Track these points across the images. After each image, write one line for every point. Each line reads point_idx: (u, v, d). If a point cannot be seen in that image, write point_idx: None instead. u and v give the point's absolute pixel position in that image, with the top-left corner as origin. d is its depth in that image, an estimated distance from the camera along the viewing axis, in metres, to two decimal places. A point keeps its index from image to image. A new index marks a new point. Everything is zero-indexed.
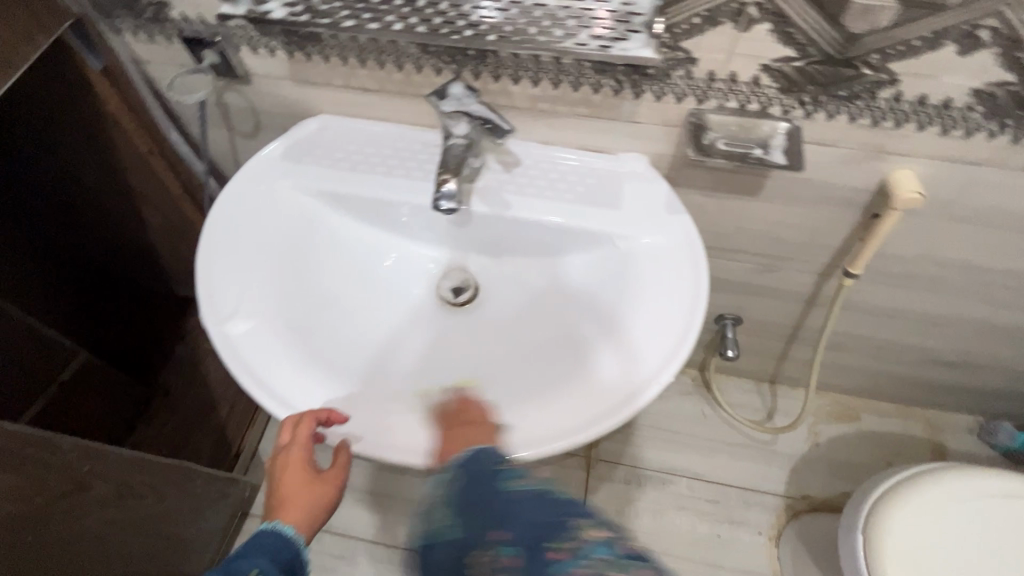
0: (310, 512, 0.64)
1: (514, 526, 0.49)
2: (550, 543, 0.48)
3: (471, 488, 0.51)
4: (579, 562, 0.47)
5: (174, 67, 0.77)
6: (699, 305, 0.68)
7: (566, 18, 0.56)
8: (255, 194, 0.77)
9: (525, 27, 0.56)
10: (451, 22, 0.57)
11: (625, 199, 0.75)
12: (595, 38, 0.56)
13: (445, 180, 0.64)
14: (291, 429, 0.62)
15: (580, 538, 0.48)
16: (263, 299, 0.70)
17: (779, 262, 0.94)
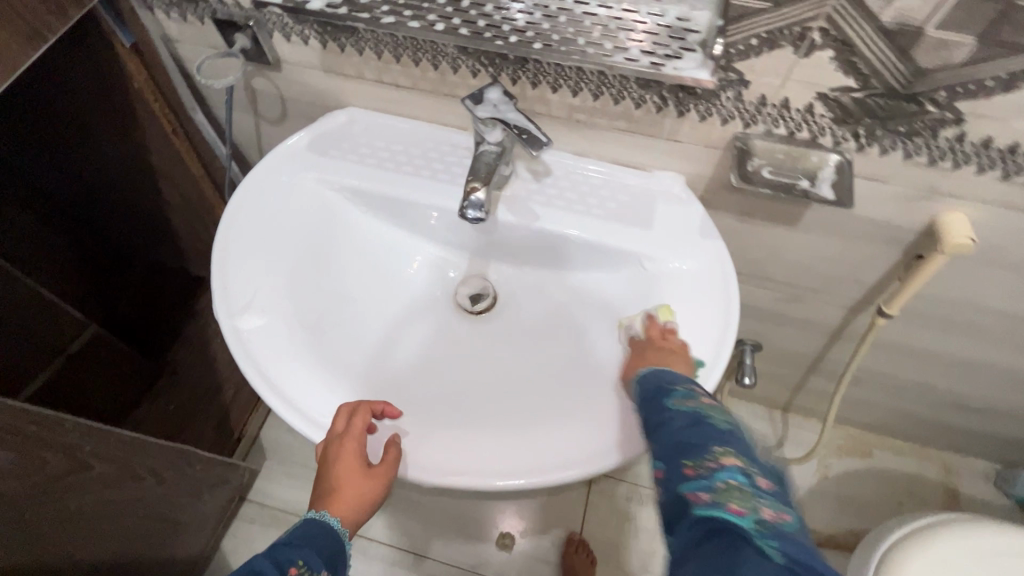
0: (355, 509, 0.61)
1: (659, 436, 0.47)
2: (687, 460, 0.44)
3: (645, 402, 0.53)
4: (706, 483, 0.42)
5: (205, 48, 0.75)
6: (727, 337, 0.65)
7: (617, 30, 0.52)
8: (278, 185, 0.75)
9: (572, 37, 0.53)
10: (495, 27, 0.54)
11: (658, 219, 0.72)
12: (647, 54, 0.52)
13: (474, 188, 0.62)
14: (346, 418, 0.61)
15: (715, 460, 0.43)
16: (278, 295, 0.69)
17: (809, 294, 0.90)
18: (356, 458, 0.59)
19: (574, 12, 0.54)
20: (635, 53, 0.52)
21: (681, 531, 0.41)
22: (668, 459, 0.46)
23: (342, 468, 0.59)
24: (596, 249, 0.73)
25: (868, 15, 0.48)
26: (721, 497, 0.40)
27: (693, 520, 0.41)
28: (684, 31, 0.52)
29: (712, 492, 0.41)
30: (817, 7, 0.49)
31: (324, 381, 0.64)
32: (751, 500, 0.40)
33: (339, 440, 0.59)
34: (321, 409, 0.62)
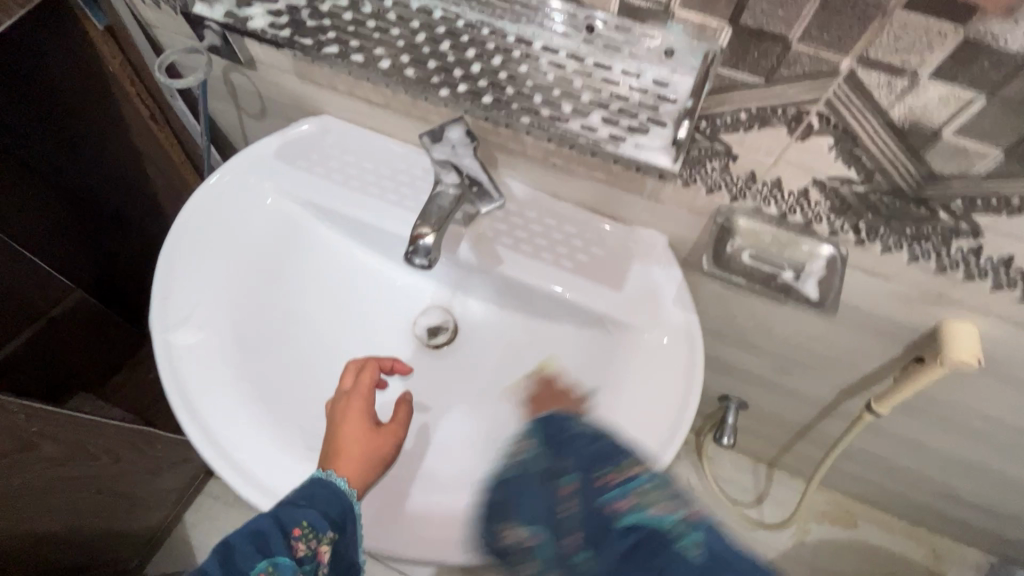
0: (366, 464, 0.54)
1: (575, 454, 0.41)
2: (599, 469, 0.40)
3: (532, 436, 0.44)
4: (626, 492, 0.38)
5: (181, 37, 0.72)
6: (688, 414, 0.59)
7: (581, 90, 0.46)
8: (236, 192, 0.71)
9: (529, 92, 0.47)
10: (446, 70, 0.48)
11: (630, 281, 0.66)
12: (607, 124, 0.46)
13: (422, 233, 0.56)
14: (354, 374, 0.60)
15: (631, 471, 0.40)
16: (216, 310, 0.65)
17: (798, 367, 0.83)
18: (363, 415, 0.57)
19: (539, 62, 0.46)
20: (596, 121, 0.46)
21: (605, 549, 0.37)
22: (578, 474, 0.40)
23: (348, 425, 0.56)
24: (561, 303, 0.67)
25: (874, 109, 0.41)
26: (645, 502, 0.38)
27: (621, 533, 0.37)
28: (660, 99, 0.45)
29: (639, 500, 0.38)
30: (816, 91, 0.41)
31: (247, 412, 0.61)
32: (671, 500, 0.38)
33: (346, 398, 0.58)
34: (239, 443, 0.60)
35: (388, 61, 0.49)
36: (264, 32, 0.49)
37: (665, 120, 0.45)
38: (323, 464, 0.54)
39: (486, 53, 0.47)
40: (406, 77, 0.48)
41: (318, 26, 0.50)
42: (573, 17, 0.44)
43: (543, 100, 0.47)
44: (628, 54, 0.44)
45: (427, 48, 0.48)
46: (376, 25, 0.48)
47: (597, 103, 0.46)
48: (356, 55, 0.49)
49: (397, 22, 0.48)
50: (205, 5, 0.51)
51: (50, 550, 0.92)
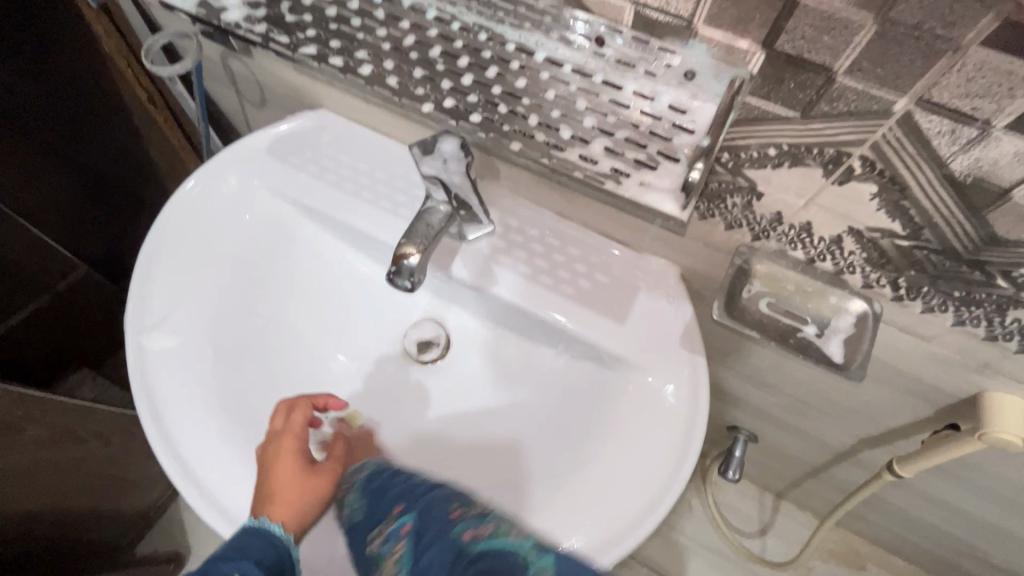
0: (304, 507, 0.53)
1: (417, 498, 0.46)
2: (454, 505, 0.44)
3: (376, 489, 0.50)
4: (477, 524, 0.42)
5: (175, 18, 0.67)
6: (682, 469, 0.54)
7: (585, 111, 0.40)
8: (224, 189, 0.68)
9: (523, 112, 0.41)
10: (434, 80, 0.42)
11: (635, 314, 0.60)
12: (612, 155, 0.39)
13: (406, 253, 0.52)
14: (285, 414, 0.57)
15: (481, 511, 0.43)
16: (193, 315, 0.63)
17: (815, 412, 0.76)
18: (297, 455, 0.54)
19: (540, 77, 0.41)
20: (597, 151, 0.40)
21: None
22: (425, 518, 0.44)
23: (281, 467, 0.53)
24: (557, 331, 0.62)
25: (930, 159, 0.34)
26: (498, 532, 0.41)
27: (470, 561, 0.38)
28: (675, 128, 0.39)
29: (489, 530, 0.41)
30: (863, 131, 0.35)
31: (216, 427, 0.59)
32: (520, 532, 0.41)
33: (278, 437, 0.55)
34: (206, 459, 0.58)
35: (369, 65, 0.43)
36: (238, 26, 0.45)
37: (679, 156, 0.39)
38: (256, 510, 0.52)
39: (481, 63, 0.42)
40: (387, 86, 0.42)
41: (299, 22, 0.45)
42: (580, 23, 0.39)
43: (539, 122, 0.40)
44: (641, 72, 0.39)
45: (415, 53, 0.43)
46: (362, 24, 0.44)
47: (601, 130, 0.40)
48: (335, 56, 0.43)
49: (387, 22, 0.44)
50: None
51: (37, 530, 0.92)
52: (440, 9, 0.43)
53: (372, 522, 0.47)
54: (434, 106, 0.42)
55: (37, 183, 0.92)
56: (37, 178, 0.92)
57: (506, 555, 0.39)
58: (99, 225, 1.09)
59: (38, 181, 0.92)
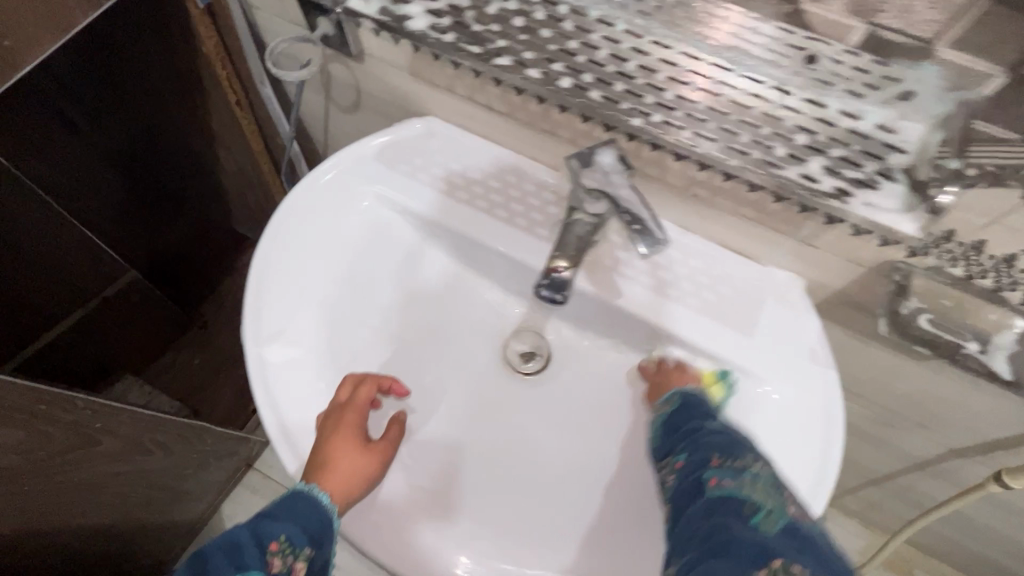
0: (354, 478, 0.53)
1: (697, 441, 0.48)
2: (715, 454, 0.46)
3: (673, 421, 0.53)
4: (731, 476, 0.44)
5: (284, 21, 0.66)
6: (832, 453, 0.55)
7: (794, 130, 0.42)
8: (331, 195, 0.67)
9: (734, 128, 0.44)
10: (637, 93, 0.45)
11: (762, 325, 0.60)
12: (831, 175, 0.42)
13: (558, 266, 0.52)
14: (350, 388, 0.58)
15: (741, 461, 0.45)
16: (312, 325, 0.62)
17: (912, 423, 0.76)
18: (357, 430, 0.55)
19: (740, 94, 0.44)
20: (817, 170, 0.42)
21: (693, 514, 0.43)
22: (693, 455, 0.47)
23: (340, 439, 0.54)
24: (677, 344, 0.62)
25: None
26: (745, 487, 0.42)
27: (708, 504, 0.43)
28: (885, 146, 0.41)
29: (738, 483, 0.43)
30: None
31: None
32: (777, 497, 0.42)
33: (342, 410, 0.56)
34: None
35: (567, 79, 0.46)
36: (425, 33, 0.49)
37: (895, 175, 0.42)
38: (308, 476, 0.52)
39: (681, 77, 0.44)
40: (590, 98, 0.46)
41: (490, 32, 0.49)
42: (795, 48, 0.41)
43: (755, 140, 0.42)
44: (857, 81, 0.40)
45: (612, 66, 0.46)
46: (553, 36, 0.47)
47: (814, 148, 0.42)
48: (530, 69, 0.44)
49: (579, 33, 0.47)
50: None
51: (94, 542, 0.88)
52: (630, 22, 0.46)
53: (664, 453, 0.51)
54: (646, 120, 0.44)
55: (93, 186, 0.94)
56: (92, 182, 0.93)
57: (741, 507, 0.41)
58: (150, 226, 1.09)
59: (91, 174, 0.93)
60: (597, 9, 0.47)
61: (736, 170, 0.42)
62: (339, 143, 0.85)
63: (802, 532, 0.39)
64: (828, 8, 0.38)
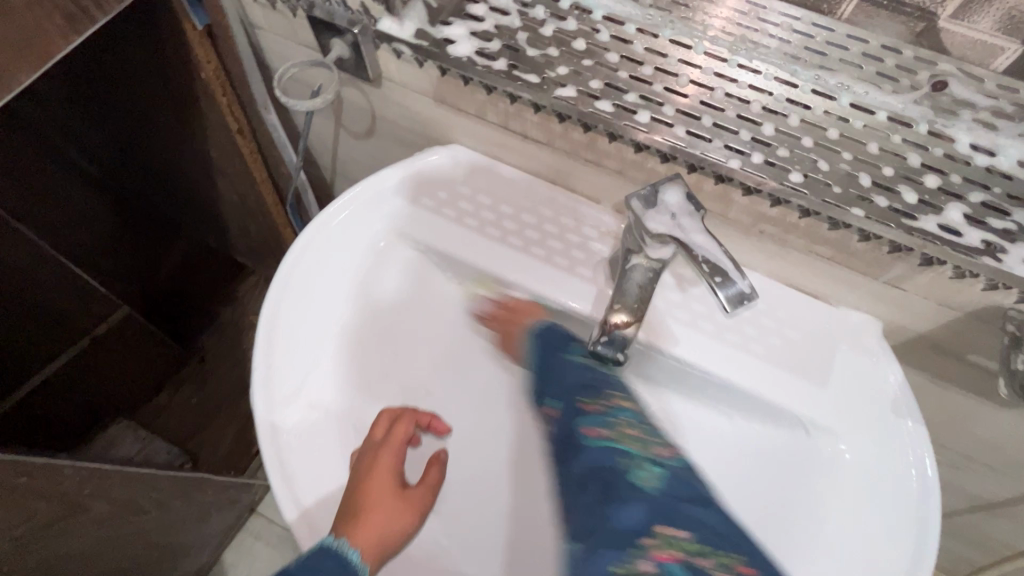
0: (385, 533, 0.48)
1: (564, 387, 0.55)
2: (584, 399, 0.53)
3: (540, 361, 0.58)
4: (603, 423, 0.51)
5: (292, 42, 0.59)
6: (930, 538, 0.47)
7: (924, 171, 0.37)
8: (347, 235, 0.60)
9: (851, 170, 0.38)
10: (725, 130, 0.39)
11: (838, 376, 0.53)
12: (975, 224, 0.36)
13: (616, 322, 0.46)
14: (387, 425, 0.54)
15: (609, 406, 0.52)
16: (329, 387, 0.55)
17: (984, 472, 0.68)
18: (392, 475, 0.51)
19: (852, 125, 0.38)
20: (958, 220, 0.36)
21: (576, 464, 0.50)
22: (566, 405, 0.54)
23: (374, 484, 0.50)
24: (745, 398, 0.54)
25: None
26: (616, 434, 0.50)
27: (588, 455, 0.50)
28: None
29: (610, 431, 0.50)
30: None
31: None
32: (645, 439, 0.50)
33: (376, 449, 0.52)
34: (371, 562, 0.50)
35: (645, 112, 0.40)
36: (472, 59, 0.43)
37: None
38: (336, 527, 0.48)
39: (780, 111, 0.39)
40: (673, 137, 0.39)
41: (547, 57, 0.42)
42: (911, 74, 0.37)
43: (878, 184, 0.37)
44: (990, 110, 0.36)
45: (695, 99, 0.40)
46: (622, 61, 0.41)
47: (950, 193, 0.37)
48: (601, 99, 0.41)
49: (654, 61, 0.41)
50: (394, 24, 0.45)
51: None
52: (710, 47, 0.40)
53: (537, 397, 0.57)
54: (745, 162, 0.38)
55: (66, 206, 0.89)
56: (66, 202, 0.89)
57: (616, 455, 0.49)
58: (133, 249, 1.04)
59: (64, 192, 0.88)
60: (675, 31, 0.41)
61: (864, 225, 0.37)
62: (349, 169, 0.78)
63: (672, 475, 0.48)
64: (971, 27, 0.33)
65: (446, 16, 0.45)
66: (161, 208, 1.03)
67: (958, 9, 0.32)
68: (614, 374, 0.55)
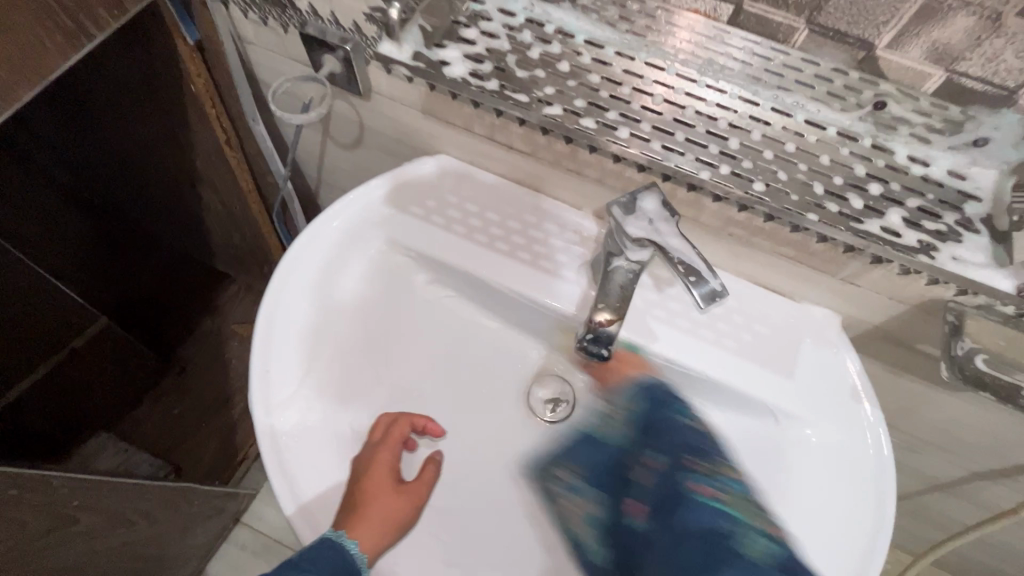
0: (384, 525, 0.51)
1: (674, 444, 0.54)
2: (692, 457, 0.52)
3: (643, 415, 0.58)
4: (710, 483, 0.50)
5: (282, 57, 0.61)
6: (885, 511, 0.52)
7: (869, 180, 0.42)
8: (340, 243, 0.62)
9: (806, 179, 0.42)
10: (697, 143, 0.43)
11: (802, 366, 0.57)
12: (914, 228, 0.41)
13: (604, 321, 0.49)
14: (385, 427, 0.57)
15: (719, 470, 0.51)
16: (326, 389, 0.57)
17: (940, 453, 0.74)
18: (389, 472, 0.54)
19: (807, 140, 0.43)
20: (898, 223, 0.41)
21: (677, 517, 0.48)
22: (670, 459, 0.53)
23: (373, 479, 0.53)
24: (721, 390, 0.58)
25: None
26: (725, 496, 0.48)
27: (694, 509, 0.48)
28: (961, 196, 0.42)
29: (718, 491, 0.49)
30: None
31: None
32: (755, 511, 0.47)
33: (375, 448, 0.55)
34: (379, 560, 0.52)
35: (625, 129, 0.44)
36: (467, 80, 0.46)
37: (980, 228, 0.41)
38: (336, 520, 0.50)
39: (743, 126, 0.44)
40: (649, 150, 0.43)
41: (534, 77, 0.46)
42: (856, 92, 0.41)
43: (829, 192, 0.42)
44: (924, 126, 0.40)
45: (670, 115, 0.44)
46: (603, 81, 0.45)
47: (891, 200, 0.42)
48: (585, 117, 0.44)
49: (631, 82, 0.45)
50: (392, 46, 0.48)
51: None
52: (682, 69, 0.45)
53: (641, 451, 0.56)
54: (713, 174, 0.42)
55: (47, 221, 0.90)
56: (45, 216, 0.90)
57: (725, 516, 0.47)
58: (112, 260, 1.04)
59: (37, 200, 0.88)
60: (650, 54, 0.45)
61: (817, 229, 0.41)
62: (336, 179, 0.80)
63: (782, 552, 0.44)
64: (904, 56, 0.37)
65: (439, 39, 0.48)
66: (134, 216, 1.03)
67: (892, 41, 0.37)
68: (717, 443, 0.55)
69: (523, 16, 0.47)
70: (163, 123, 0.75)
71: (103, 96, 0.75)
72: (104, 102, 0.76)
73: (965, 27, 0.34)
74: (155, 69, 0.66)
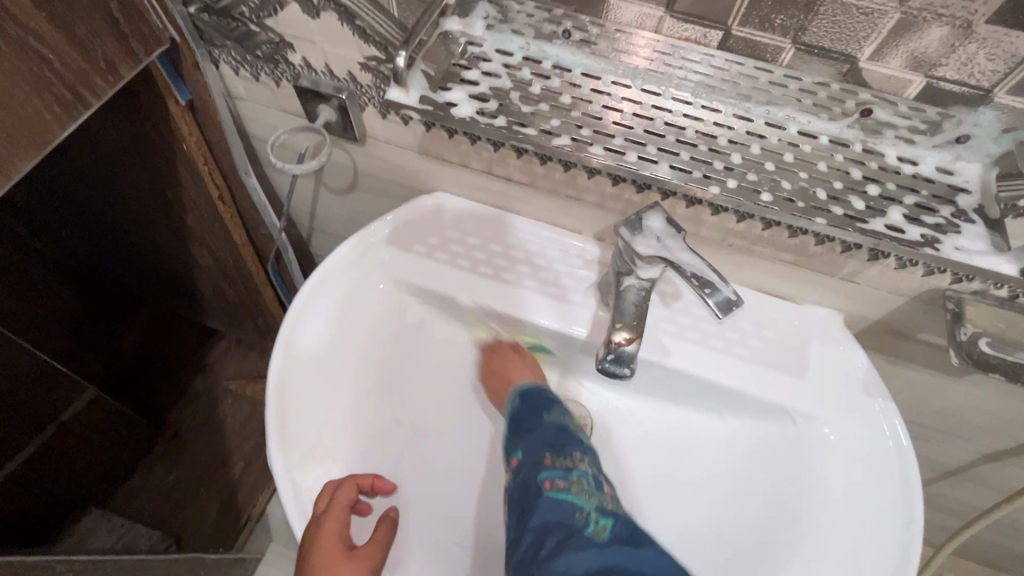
0: None
1: (531, 442, 0.53)
2: (549, 453, 0.51)
3: (512, 418, 0.57)
4: (561, 477, 0.49)
5: (275, 109, 0.62)
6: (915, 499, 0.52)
7: (865, 181, 0.45)
8: (343, 289, 0.61)
9: (808, 186, 0.45)
10: (704, 162, 0.46)
11: (814, 365, 0.59)
12: (914, 223, 0.44)
13: (620, 339, 0.49)
14: (330, 493, 0.51)
15: (571, 462, 0.51)
16: (344, 439, 0.55)
17: (950, 440, 0.75)
18: (336, 541, 0.49)
19: (802, 149, 0.46)
20: (901, 221, 0.44)
21: (531, 517, 0.47)
22: (529, 457, 0.52)
23: (320, 555, 0.49)
24: (739, 399, 0.59)
25: None
26: (571, 487, 0.49)
27: (544, 505, 0.48)
28: (952, 190, 0.45)
29: (567, 483, 0.49)
30: None
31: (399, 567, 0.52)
32: (596, 494, 0.49)
33: (317, 520, 0.50)
34: None
35: (632, 153, 0.46)
36: (474, 119, 0.48)
37: (975, 218, 0.44)
38: None
39: (741, 143, 0.46)
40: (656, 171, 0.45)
41: (536, 111, 0.48)
42: (840, 102, 0.44)
43: (831, 197, 0.44)
44: (908, 129, 0.44)
45: (670, 136, 0.46)
46: (604, 109, 0.47)
47: (890, 199, 0.44)
48: (593, 144, 0.46)
49: (630, 108, 0.47)
50: (399, 91, 0.50)
51: None
52: (676, 94, 0.47)
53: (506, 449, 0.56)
54: (722, 188, 0.44)
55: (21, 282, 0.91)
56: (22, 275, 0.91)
57: (569, 508, 0.47)
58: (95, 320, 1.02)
59: (18, 271, 0.90)
60: (645, 81, 0.48)
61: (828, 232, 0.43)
62: (330, 225, 0.80)
63: (628, 553, 0.44)
64: (885, 65, 0.41)
65: (443, 82, 0.50)
66: (121, 277, 1.03)
67: (874, 52, 0.40)
68: (579, 438, 0.55)
69: (520, 54, 0.49)
70: (150, 184, 0.75)
71: (90, 160, 0.75)
72: (91, 166, 0.76)
73: (941, 36, 0.37)
74: (145, 134, 0.66)
